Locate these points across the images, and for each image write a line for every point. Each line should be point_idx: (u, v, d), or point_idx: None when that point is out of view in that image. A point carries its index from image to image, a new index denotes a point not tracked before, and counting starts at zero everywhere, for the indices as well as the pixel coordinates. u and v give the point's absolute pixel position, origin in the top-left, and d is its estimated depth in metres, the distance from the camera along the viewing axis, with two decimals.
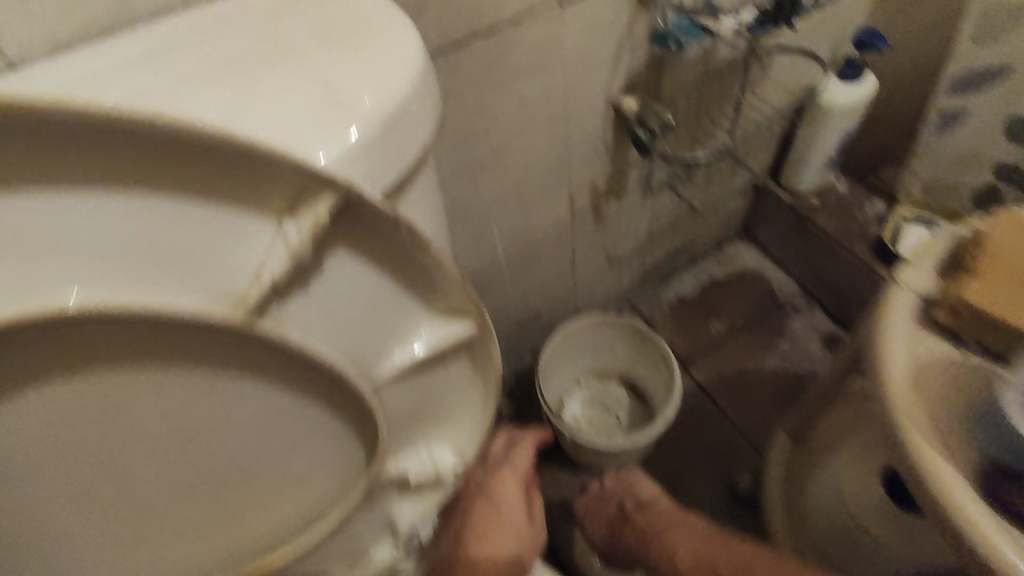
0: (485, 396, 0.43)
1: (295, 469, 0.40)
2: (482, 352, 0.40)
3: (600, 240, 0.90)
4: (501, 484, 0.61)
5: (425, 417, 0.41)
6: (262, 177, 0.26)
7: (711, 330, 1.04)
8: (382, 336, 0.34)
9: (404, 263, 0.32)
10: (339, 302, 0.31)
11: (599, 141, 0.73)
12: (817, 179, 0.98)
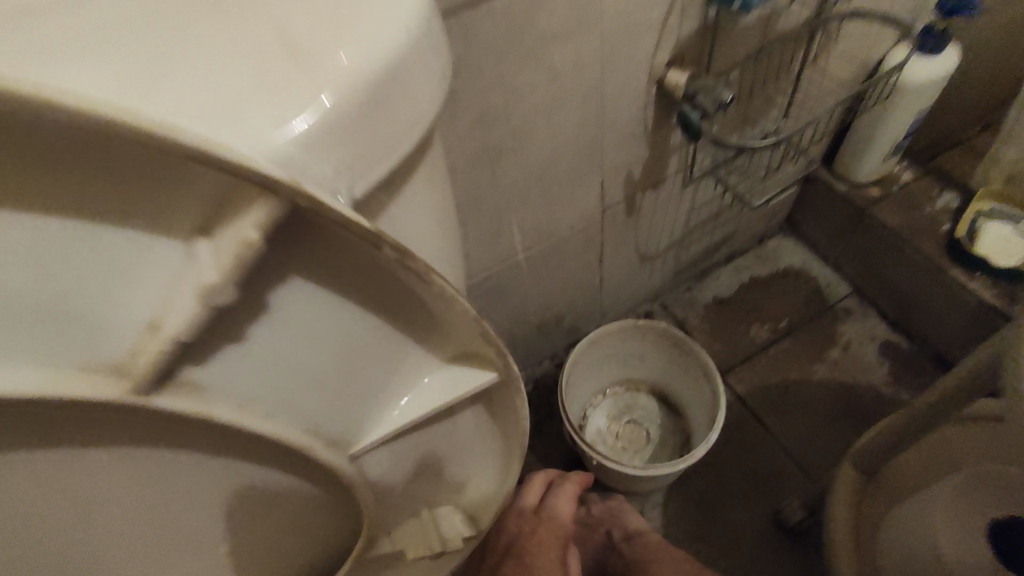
0: (506, 453, 0.33)
1: (258, 545, 0.31)
2: (502, 403, 0.30)
3: (632, 236, 0.79)
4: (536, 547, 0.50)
5: (423, 477, 0.33)
6: (157, 185, 0.17)
7: (753, 335, 0.93)
8: (364, 387, 0.26)
9: (393, 297, 0.24)
10: (303, 353, 0.23)
11: (638, 122, 0.63)
12: (879, 169, 0.85)
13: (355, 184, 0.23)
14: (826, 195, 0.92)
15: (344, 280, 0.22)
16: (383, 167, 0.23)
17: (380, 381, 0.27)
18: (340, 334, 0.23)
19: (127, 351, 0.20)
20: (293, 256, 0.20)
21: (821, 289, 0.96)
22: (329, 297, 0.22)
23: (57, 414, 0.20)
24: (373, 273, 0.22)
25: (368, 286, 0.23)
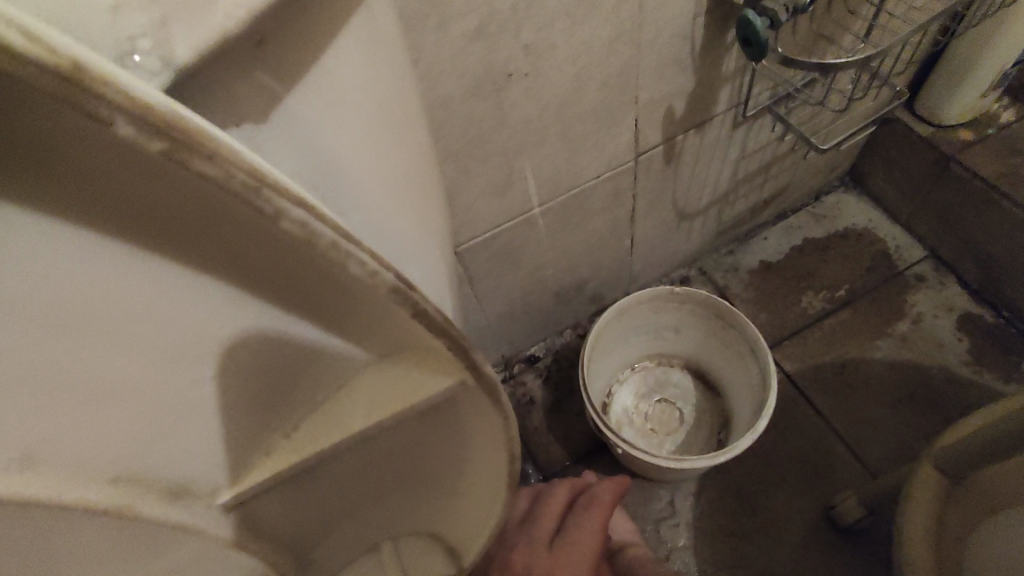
0: (478, 482, 0.23)
1: None
2: (455, 415, 0.20)
3: (669, 189, 0.67)
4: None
5: (379, 497, 0.24)
6: None
7: (805, 303, 0.80)
8: (164, 398, 0.18)
9: (191, 228, 0.15)
10: (30, 346, 0.14)
11: (684, 42, 0.50)
12: (973, 106, 0.72)
13: (169, 33, 0.13)
14: (903, 141, 0.78)
15: (80, 186, 0.13)
16: (232, 10, 0.13)
17: (189, 385, 0.18)
18: (93, 317, 0.15)
19: None
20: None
21: (887, 253, 0.83)
22: (53, 257, 0.14)
23: None
24: (137, 168, 0.13)
25: (120, 209, 0.14)
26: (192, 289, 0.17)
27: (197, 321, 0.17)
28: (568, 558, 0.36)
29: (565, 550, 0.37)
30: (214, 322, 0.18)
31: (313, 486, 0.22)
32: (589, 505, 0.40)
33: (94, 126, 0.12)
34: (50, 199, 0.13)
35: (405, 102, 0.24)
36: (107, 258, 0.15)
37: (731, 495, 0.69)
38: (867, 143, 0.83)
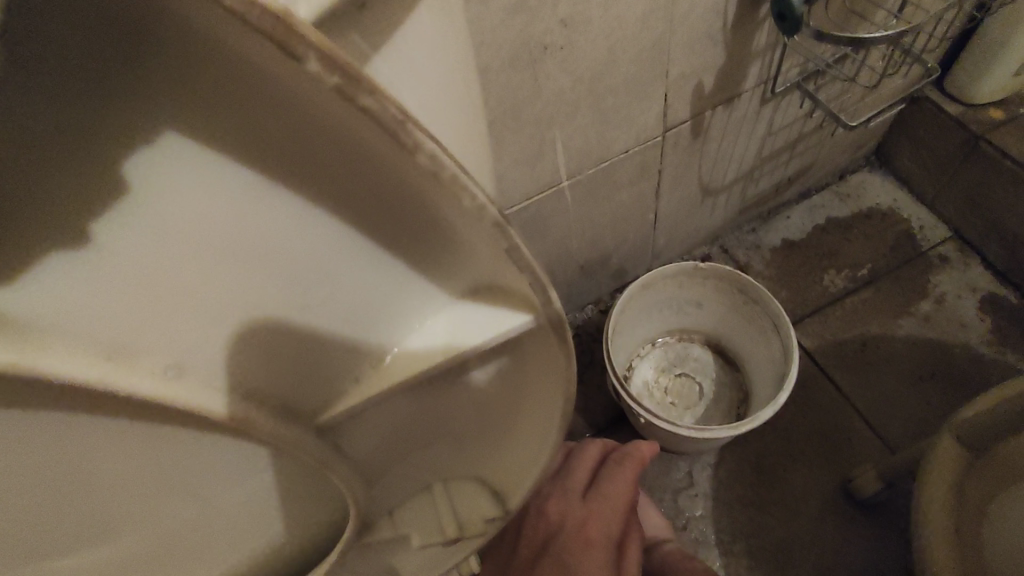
0: (543, 434, 0.24)
1: (222, 518, 0.24)
2: (537, 356, 0.22)
3: (695, 165, 0.68)
4: (580, 550, 0.37)
5: (431, 440, 0.26)
6: None
7: (827, 282, 0.81)
8: (291, 330, 0.20)
9: (327, 172, 0.17)
10: (185, 261, 0.17)
11: (717, 15, 0.50)
12: (1005, 84, 0.71)
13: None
14: (932, 120, 0.77)
15: (238, 130, 0.15)
16: None
17: (313, 321, 0.20)
18: (241, 241, 0.17)
19: None
20: (119, 66, 0.14)
21: (912, 233, 0.83)
22: (208, 184, 0.16)
23: None
24: (294, 115, 0.15)
25: (271, 152, 0.16)
26: (322, 220, 0.18)
27: (329, 257, 0.19)
28: (599, 510, 0.39)
29: (596, 502, 0.40)
30: (345, 259, 0.19)
31: (386, 422, 0.24)
32: (615, 466, 0.42)
33: (280, 60, 0.13)
34: (211, 135, 0.15)
35: (464, 65, 0.25)
36: (256, 188, 0.17)
37: (749, 466, 0.71)
38: (895, 121, 0.82)
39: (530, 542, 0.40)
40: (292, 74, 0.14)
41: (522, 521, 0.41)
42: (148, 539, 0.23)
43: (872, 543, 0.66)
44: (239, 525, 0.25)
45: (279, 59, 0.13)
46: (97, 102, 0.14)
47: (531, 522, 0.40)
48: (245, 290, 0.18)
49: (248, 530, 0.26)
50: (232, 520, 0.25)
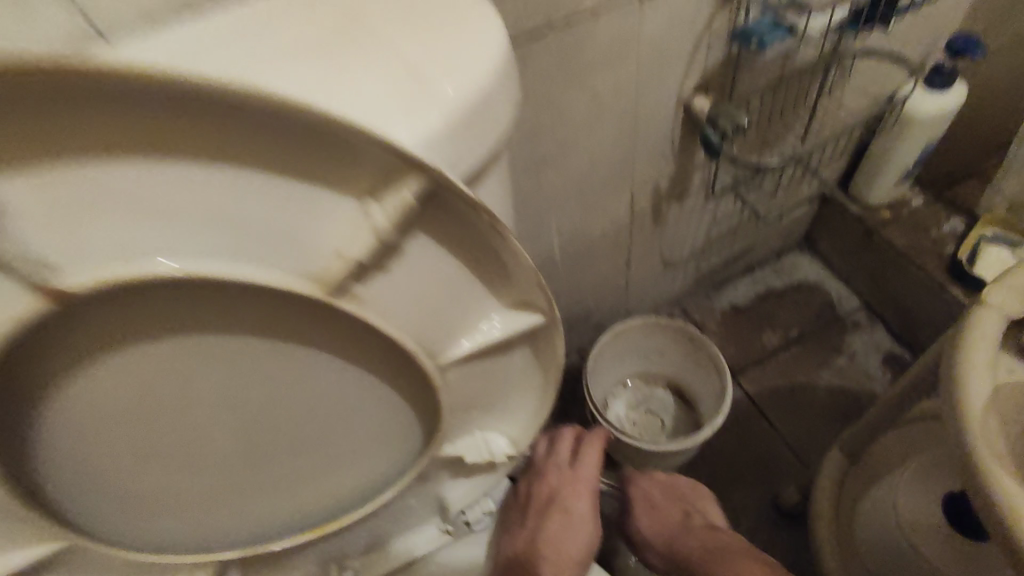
0: (545, 388, 0.43)
1: (363, 442, 0.41)
2: (545, 346, 0.40)
3: (657, 243, 0.88)
4: (573, 500, 0.58)
5: (479, 406, 0.43)
6: (353, 160, 0.25)
7: (765, 341, 1.00)
8: (449, 334, 0.35)
9: (485, 260, 0.33)
10: (417, 288, 0.31)
11: (667, 139, 0.72)
12: (889, 192, 0.94)
13: (457, 169, 0.33)
14: (842, 215, 1.00)
15: (455, 241, 0.31)
16: (473, 160, 0.34)
17: (462, 328, 0.36)
18: (442, 283, 0.32)
19: (322, 268, 0.28)
20: (427, 215, 0.29)
21: (831, 302, 1.04)
22: (437, 253, 0.31)
23: (272, 302, 0.30)
24: (477, 238, 0.31)
25: (467, 245, 0.31)
26: (477, 279, 0.34)
27: (474, 297, 0.34)
28: (583, 475, 0.59)
29: (579, 471, 0.59)
30: (481, 299, 0.35)
31: (467, 396, 0.41)
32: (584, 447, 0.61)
33: (478, 221, 0.29)
34: (446, 235, 0.30)
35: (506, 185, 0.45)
36: (457, 259, 0.32)
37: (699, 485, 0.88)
38: (817, 214, 1.05)
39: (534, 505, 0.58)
40: (481, 224, 0.29)
41: (529, 485, 0.60)
42: (333, 443, 0.40)
43: (794, 547, 0.82)
44: (371, 448, 0.42)
45: (478, 220, 0.29)
46: (410, 229, 0.29)
47: (536, 485, 0.59)
48: (438, 308, 0.33)
49: (376, 455, 0.43)
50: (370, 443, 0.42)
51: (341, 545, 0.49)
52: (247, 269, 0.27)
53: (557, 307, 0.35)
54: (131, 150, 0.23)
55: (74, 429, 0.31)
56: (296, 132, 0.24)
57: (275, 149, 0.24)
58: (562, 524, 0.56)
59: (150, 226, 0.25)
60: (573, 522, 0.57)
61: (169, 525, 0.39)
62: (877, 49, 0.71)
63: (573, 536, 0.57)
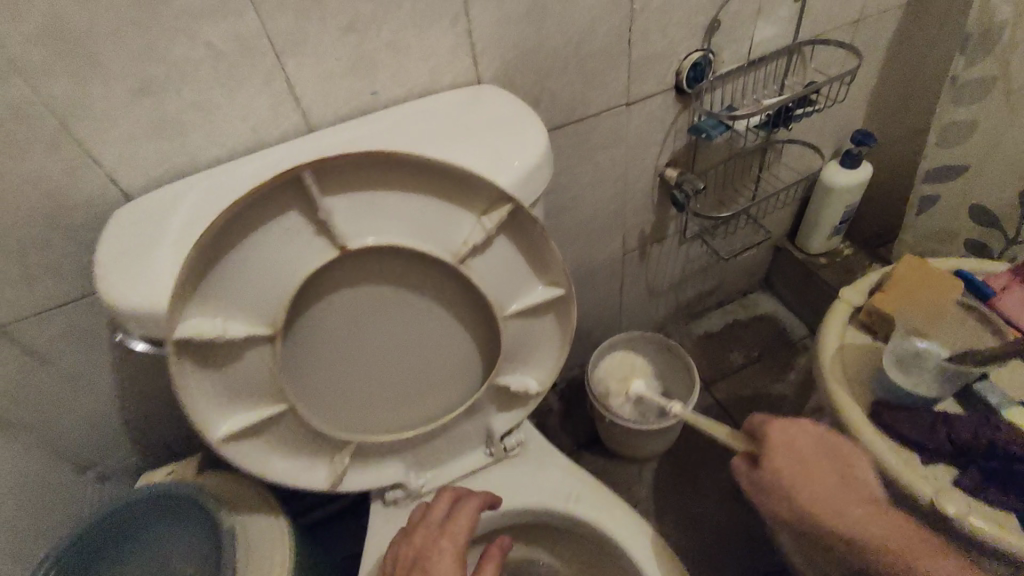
0: (562, 342, 0.69)
1: (452, 370, 0.66)
2: (565, 312, 0.66)
3: (644, 276, 1.15)
4: (436, 556, 0.63)
5: (522, 353, 0.68)
6: (481, 192, 0.52)
7: (733, 359, 1.27)
8: (512, 295, 0.61)
9: (536, 252, 0.59)
10: (499, 264, 0.58)
11: (649, 197, 1.00)
12: (825, 244, 1.21)
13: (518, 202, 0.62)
14: (791, 261, 1.27)
15: (522, 237, 0.57)
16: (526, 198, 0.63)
17: (518, 293, 0.62)
18: (512, 262, 0.59)
19: (457, 248, 0.54)
20: (510, 222, 0.56)
21: (786, 331, 1.30)
22: (511, 245, 0.58)
23: (425, 269, 0.56)
24: (534, 238, 0.57)
25: (528, 241, 0.58)
26: (529, 262, 0.60)
27: (527, 273, 0.61)
28: (449, 532, 0.66)
29: (447, 533, 0.66)
30: (531, 276, 0.62)
31: (516, 342, 0.66)
32: (456, 509, 0.68)
33: (535, 226, 0.56)
34: (518, 233, 0.57)
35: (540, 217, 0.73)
36: (521, 249, 0.58)
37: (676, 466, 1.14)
38: (772, 261, 1.33)
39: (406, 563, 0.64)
40: (537, 229, 0.56)
41: (398, 548, 0.66)
42: (435, 368, 0.65)
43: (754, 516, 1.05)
44: (457, 376, 0.67)
45: (536, 226, 0.56)
46: (500, 229, 0.56)
47: (403, 547, 0.65)
48: (508, 278, 0.59)
49: (459, 381, 0.67)
50: (457, 372, 0.66)
51: (423, 455, 0.74)
52: (422, 246, 0.52)
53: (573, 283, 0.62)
54: (385, 186, 0.49)
55: (308, 339, 0.56)
56: (458, 177, 0.51)
57: (446, 185, 0.51)
58: None
59: (384, 220, 0.50)
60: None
61: (335, 414, 0.62)
62: (796, 139, 1.01)
63: None
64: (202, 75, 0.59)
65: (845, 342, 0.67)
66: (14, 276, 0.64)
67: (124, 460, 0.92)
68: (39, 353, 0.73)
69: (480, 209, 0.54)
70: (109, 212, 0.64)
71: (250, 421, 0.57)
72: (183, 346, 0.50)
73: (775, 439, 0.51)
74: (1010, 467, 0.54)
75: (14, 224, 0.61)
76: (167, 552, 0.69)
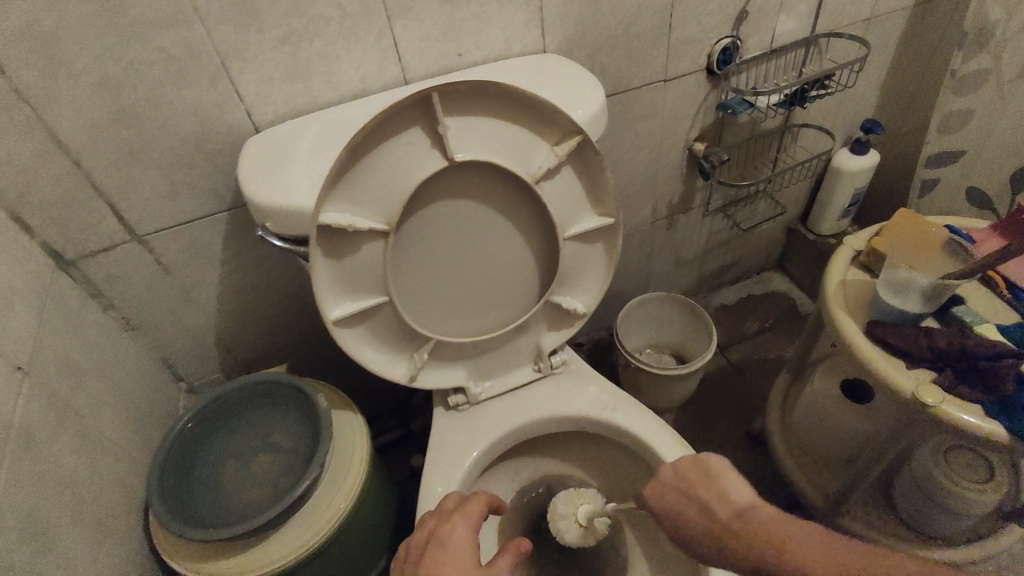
0: (607, 268, 0.81)
1: (516, 286, 0.79)
2: (612, 240, 0.79)
3: (669, 244, 1.28)
4: (450, 528, 0.68)
5: (574, 276, 0.81)
6: (556, 125, 0.66)
7: (746, 328, 1.40)
8: (570, 219, 0.74)
9: (593, 184, 0.73)
10: (563, 189, 0.71)
11: (678, 169, 1.13)
12: (835, 225, 1.33)
13: None
14: (803, 241, 1.40)
15: (582, 168, 0.71)
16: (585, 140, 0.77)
17: (575, 218, 0.75)
18: (574, 189, 0.72)
19: (533, 171, 0.67)
20: (576, 154, 0.69)
21: (796, 305, 1.43)
22: (573, 174, 0.71)
23: (506, 189, 0.69)
24: (592, 169, 0.71)
25: (587, 172, 0.71)
26: (587, 192, 0.73)
27: (584, 201, 0.74)
28: (462, 513, 0.70)
29: (458, 512, 0.70)
30: (587, 205, 0.75)
31: (570, 264, 0.79)
32: (470, 499, 0.73)
33: (595, 158, 0.69)
34: (580, 163, 0.70)
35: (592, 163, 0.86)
36: (581, 179, 0.72)
37: (694, 417, 1.26)
38: (786, 242, 1.46)
39: (422, 540, 0.68)
40: (597, 160, 0.69)
41: (416, 534, 0.70)
42: (505, 282, 0.78)
43: (763, 460, 1.17)
44: (520, 292, 0.80)
45: (596, 157, 0.69)
46: (568, 159, 0.69)
47: (420, 530, 0.70)
48: (569, 203, 0.73)
49: (520, 297, 0.80)
50: (520, 288, 0.79)
51: (484, 365, 0.87)
52: (507, 165, 0.65)
53: (621, 212, 0.75)
54: (484, 113, 0.62)
55: (412, 241, 0.69)
56: (540, 110, 0.64)
57: (530, 117, 0.64)
58: (438, 548, 0.65)
59: (481, 141, 0.63)
60: (449, 548, 0.65)
61: (422, 312, 0.75)
62: (811, 123, 1.14)
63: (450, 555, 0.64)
64: (330, 30, 0.73)
65: (847, 276, 0.79)
66: (161, 189, 0.79)
67: (211, 375, 1.07)
68: (168, 263, 0.88)
69: (554, 140, 0.67)
70: (241, 141, 0.78)
71: (359, 306, 0.70)
72: (319, 232, 0.63)
73: (653, 499, 0.62)
74: (977, 365, 0.65)
75: (171, 144, 0.75)
76: (266, 424, 0.82)
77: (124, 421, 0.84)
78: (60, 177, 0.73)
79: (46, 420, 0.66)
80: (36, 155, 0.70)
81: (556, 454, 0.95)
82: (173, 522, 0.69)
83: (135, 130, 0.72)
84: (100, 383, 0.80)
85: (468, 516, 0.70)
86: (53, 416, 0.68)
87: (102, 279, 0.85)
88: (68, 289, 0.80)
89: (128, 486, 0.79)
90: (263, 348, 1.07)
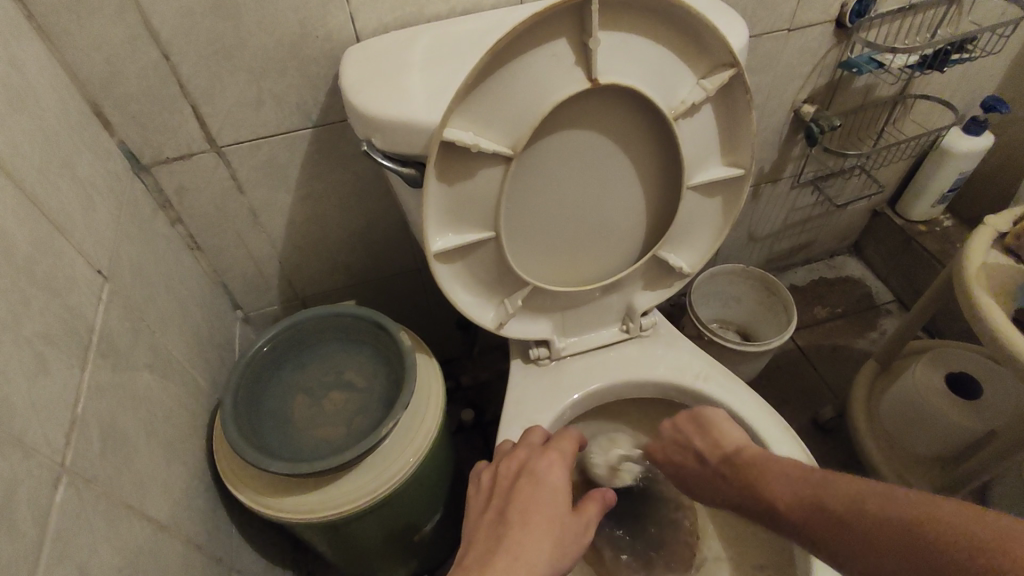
0: (722, 226, 0.75)
1: (623, 233, 0.72)
2: (734, 195, 0.72)
3: (750, 216, 1.21)
4: (545, 464, 0.57)
5: (685, 232, 0.75)
6: (710, 53, 0.58)
7: (816, 312, 1.34)
8: (697, 167, 0.67)
9: (729, 129, 0.66)
10: (698, 130, 0.64)
11: (778, 133, 1.05)
12: (927, 211, 1.25)
13: None
14: (888, 226, 1.32)
15: (723, 109, 0.64)
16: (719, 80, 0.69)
17: (703, 166, 0.68)
18: (708, 131, 0.65)
19: (676, 105, 0.60)
20: (720, 93, 0.62)
21: (871, 294, 1.36)
22: (712, 115, 0.64)
23: (638, 123, 0.62)
24: (734, 111, 0.64)
25: (728, 114, 0.64)
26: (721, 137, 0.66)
27: (715, 148, 0.67)
28: (554, 450, 0.59)
29: (553, 449, 0.59)
30: (717, 153, 0.68)
31: (685, 219, 0.73)
32: (558, 437, 0.62)
33: (742, 98, 0.62)
34: (722, 103, 0.63)
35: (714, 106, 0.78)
36: (717, 121, 0.65)
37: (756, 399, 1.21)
38: (867, 225, 1.38)
39: (506, 473, 0.58)
40: (743, 100, 0.62)
41: (500, 464, 0.60)
42: (614, 229, 0.71)
43: (829, 451, 1.12)
44: (628, 241, 0.73)
45: (743, 98, 0.62)
46: (711, 97, 0.62)
47: (507, 461, 0.60)
48: (701, 147, 0.66)
49: (625, 249, 0.74)
50: (629, 236, 0.73)
51: (572, 319, 0.81)
52: (651, 93, 0.58)
53: (753, 163, 0.68)
54: (637, 30, 0.55)
55: (533, 170, 0.62)
56: (696, 35, 0.57)
57: (684, 40, 0.57)
58: (532, 486, 0.55)
59: (630, 63, 0.56)
60: (544, 488, 0.55)
61: (521, 250, 0.68)
62: (930, 95, 1.04)
63: (549, 500, 0.54)
64: None
65: (987, 257, 0.72)
66: (248, 96, 0.73)
67: (269, 308, 1.02)
68: (242, 181, 0.82)
69: (700, 73, 0.60)
70: (340, 50, 0.72)
71: (463, 239, 0.64)
72: (438, 150, 0.57)
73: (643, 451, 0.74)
74: None
75: (266, 45, 0.69)
76: (337, 360, 0.78)
77: (192, 343, 0.79)
78: (147, 70, 0.67)
79: (123, 329, 0.62)
80: (124, 42, 0.64)
81: (629, 420, 0.90)
82: (245, 447, 0.65)
83: (231, 25, 0.66)
84: (170, 300, 0.75)
85: (563, 456, 0.59)
86: (129, 325, 0.63)
87: (173, 190, 0.79)
88: (140, 196, 0.75)
89: (193, 409, 0.75)
90: (325, 284, 1.02)
